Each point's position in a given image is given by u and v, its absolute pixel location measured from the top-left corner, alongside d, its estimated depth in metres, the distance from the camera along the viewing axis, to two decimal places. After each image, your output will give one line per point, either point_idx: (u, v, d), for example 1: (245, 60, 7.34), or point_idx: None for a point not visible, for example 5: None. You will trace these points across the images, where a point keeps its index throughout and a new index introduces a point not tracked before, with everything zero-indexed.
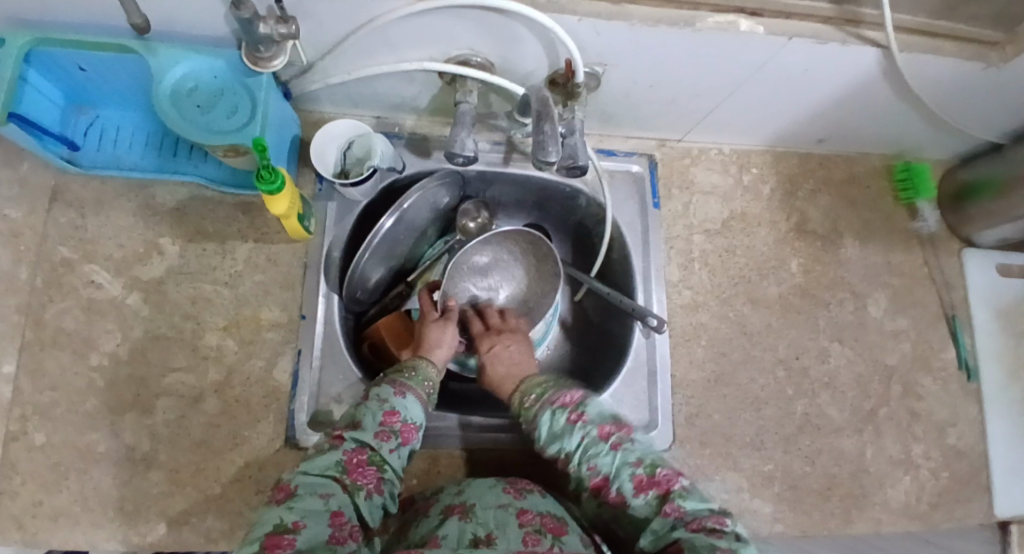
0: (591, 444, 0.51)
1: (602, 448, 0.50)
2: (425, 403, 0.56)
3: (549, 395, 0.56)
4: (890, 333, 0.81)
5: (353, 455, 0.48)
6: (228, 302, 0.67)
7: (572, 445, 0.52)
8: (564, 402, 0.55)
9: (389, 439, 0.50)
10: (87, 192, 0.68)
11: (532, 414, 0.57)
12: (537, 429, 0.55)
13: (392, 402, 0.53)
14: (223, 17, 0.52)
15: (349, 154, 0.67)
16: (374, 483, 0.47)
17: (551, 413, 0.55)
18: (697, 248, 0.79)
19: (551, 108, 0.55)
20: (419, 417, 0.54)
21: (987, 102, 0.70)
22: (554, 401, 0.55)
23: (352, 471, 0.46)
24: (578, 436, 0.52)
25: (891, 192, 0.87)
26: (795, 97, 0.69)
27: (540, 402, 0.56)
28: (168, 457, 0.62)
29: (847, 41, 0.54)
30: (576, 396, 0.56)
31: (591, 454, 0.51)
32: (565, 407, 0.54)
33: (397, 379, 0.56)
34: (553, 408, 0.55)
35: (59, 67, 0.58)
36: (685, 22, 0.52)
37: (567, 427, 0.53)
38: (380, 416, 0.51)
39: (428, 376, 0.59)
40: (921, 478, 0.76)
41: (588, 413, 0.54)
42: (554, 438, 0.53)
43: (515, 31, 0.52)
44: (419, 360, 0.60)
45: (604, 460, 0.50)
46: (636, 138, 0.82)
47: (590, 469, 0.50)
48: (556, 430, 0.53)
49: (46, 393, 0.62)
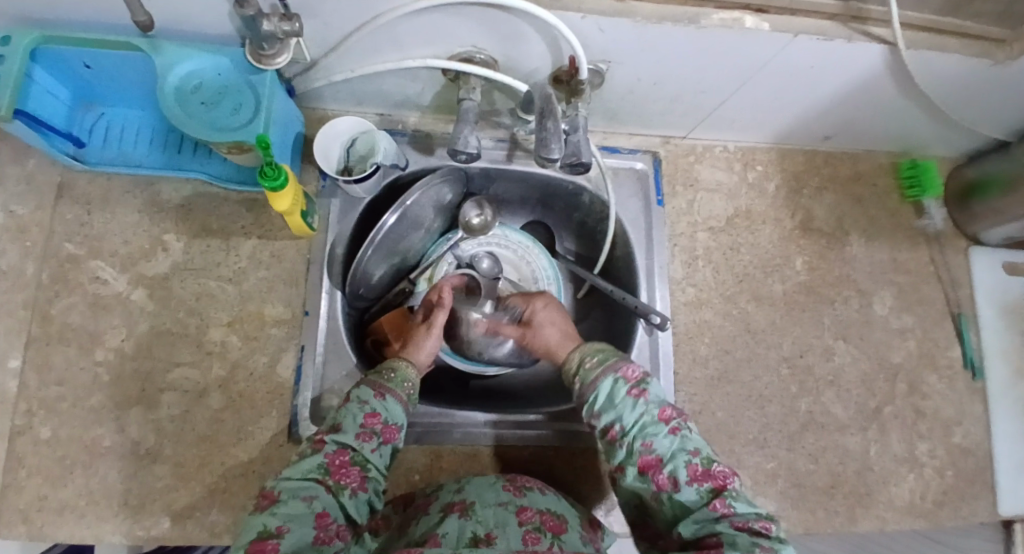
0: (650, 422, 0.51)
1: (662, 429, 0.50)
2: (407, 405, 0.56)
3: (615, 364, 0.56)
4: (895, 331, 0.81)
5: (335, 457, 0.48)
6: (232, 298, 0.67)
7: (629, 418, 0.52)
8: (628, 375, 0.55)
9: (370, 440, 0.50)
10: (92, 188, 0.69)
11: (590, 376, 0.56)
12: (593, 393, 0.55)
13: (371, 404, 0.53)
14: (227, 14, 0.52)
15: (353, 151, 0.67)
16: (358, 482, 0.48)
17: (613, 380, 0.55)
18: (701, 245, 0.79)
19: (554, 105, 0.55)
20: (398, 417, 0.54)
21: (994, 99, 0.69)
22: (618, 371, 0.55)
23: (335, 473, 0.47)
24: (638, 410, 0.52)
25: (897, 189, 0.86)
26: (800, 94, 0.68)
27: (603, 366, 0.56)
28: (173, 452, 0.62)
29: (853, 37, 0.54)
30: (639, 373, 0.55)
31: (649, 431, 0.51)
32: (629, 380, 0.54)
33: (375, 380, 0.56)
34: (617, 377, 0.55)
35: (65, 64, 0.59)
36: (689, 19, 0.52)
37: (628, 399, 0.53)
38: (360, 419, 0.51)
39: (410, 377, 0.59)
40: (926, 476, 0.76)
41: (650, 392, 0.53)
42: (612, 406, 0.53)
43: (519, 28, 0.52)
44: (399, 362, 0.59)
45: (663, 441, 0.50)
46: (641, 135, 0.81)
47: (644, 446, 0.50)
48: (616, 398, 0.53)
49: (52, 388, 0.63)
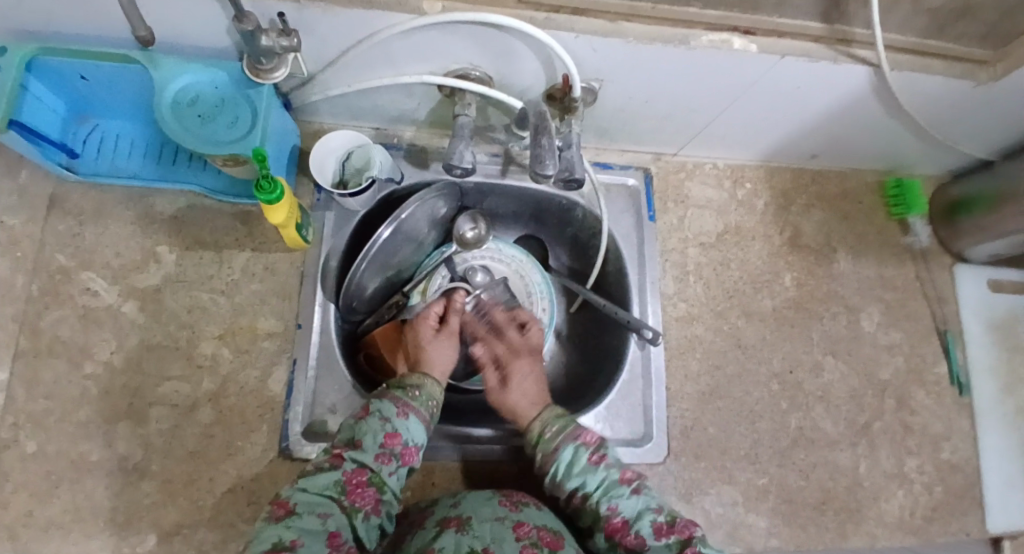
0: (612, 485, 0.55)
1: (625, 491, 0.54)
2: (430, 426, 0.56)
3: (573, 431, 0.59)
4: (883, 347, 0.82)
5: (353, 476, 0.48)
6: (225, 311, 0.67)
7: (592, 484, 0.55)
8: (589, 441, 0.58)
9: (388, 462, 0.50)
10: (86, 200, 0.68)
11: (550, 446, 0.58)
12: (554, 463, 0.57)
13: (393, 423, 0.52)
14: (226, 29, 0.53)
15: (348, 165, 0.68)
16: (371, 505, 0.48)
17: (574, 448, 0.57)
18: (692, 261, 0.80)
19: (548, 121, 0.56)
20: (420, 438, 0.54)
21: (975, 119, 0.71)
22: (578, 438, 0.58)
23: (350, 493, 0.47)
24: (600, 475, 0.55)
25: (883, 207, 0.88)
26: (788, 113, 0.70)
27: (563, 433, 0.58)
28: (161, 468, 0.61)
29: (839, 59, 0.56)
30: (597, 436, 0.59)
31: (612, 494, 0.54)
32: (588, 446, 0.58)
33: (399, 397, 0.56)
34: (577, 445, 0.57)
35: (61, 76, 0.59)
36: (680, 39, 0.53)
37: (588, 467, 0.56)
38: (381, 438, 0.51)
39: (433, 396, 0.59)
40: (915, 492, 0.77)
41: (609, 455, 0.57)
42: (573, 475, 0.56)
43: (513, 46, 0.53)
44: (425, 379, 0.60)
45: (627, 503, 0.53)
46: (632, 152, 0.83)
47: (610, 510, 0.53)
48: (577, 466, 0.56)
49: (39, 402, 0.62)
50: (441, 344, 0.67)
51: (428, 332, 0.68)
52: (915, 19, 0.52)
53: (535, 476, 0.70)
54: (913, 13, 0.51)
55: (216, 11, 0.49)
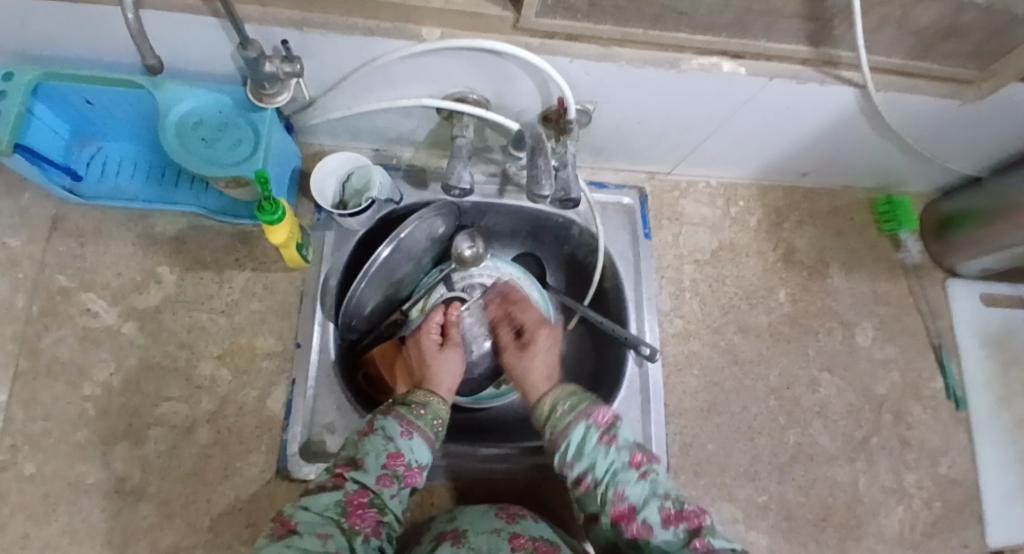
0: (621, 468, 0.51)
1: (634, 475, 0.51)
2: (432, 445, 0.55)
3: (586, 409, 0.56)
4: (880, 361, 0.82)
5: (354, 497, 0.47)
6: (224, 330, 0.67)
7: (601, 466, 0.52)
8: (600, 420, 0.55)
9: (391, 484, 0.50)
10: (87, 222, 0.69)
11: (561, 424, 0.56)
12: (565, 440, 0.55)
13: (396, 443, 0.52)
14: (229, 56, 0.54)
15: (348, 186, 0.69)
16: (372, 528, 0.47)
17: (586, 427, 0.54)
18: (687, 277, 0.81)
19: (545, 143, 0.57)
20: (423, 458, 0.53)
21: (961, 137, 0.73)
22: (590, 417, 0.56)
23: (351, 514, 0.46)
24: (610, 456, 0.52)
25: (874, 223, 0.90)
26: (777, 132, 0.72)
27: (577, 412, 0.55)
28: (158, 490, 0.61)
29: (826, 80, 0.57)
30: (609, 416, 0.56)
31: (621, 479, 0.51)
32: (600, 425, 0.55)
33: (404, 415, 0.55)
34: (589, 423, 0.55)
35: (66, 100, 0.60)
36: (670, 63, 0.55)
37: (600, 446, 0.53)
38: (383, 458, 0.50)
39: (439, 415, 0.58)
40: (915, 508, 0.76)
41: (620, 437, 0.54)
42: (584, 455, 0.53)
43: (509, 69, 0.55)
44: (430, 398, 0.59)
45: (635, 488, 0.50)
46: (627, 171, 0.84)
47: (617, 494, 0.50)
48: (588, 446, 0.53)
49: (36, 423, 0.62)
50: (446, 358, 0.65)
51: (431, 345, 0.66)
52: (900, 41, 0.54)
53: (535, 494, 0.70)
54: (899, 34, 0.53)
55: (223, 39, 0.51)
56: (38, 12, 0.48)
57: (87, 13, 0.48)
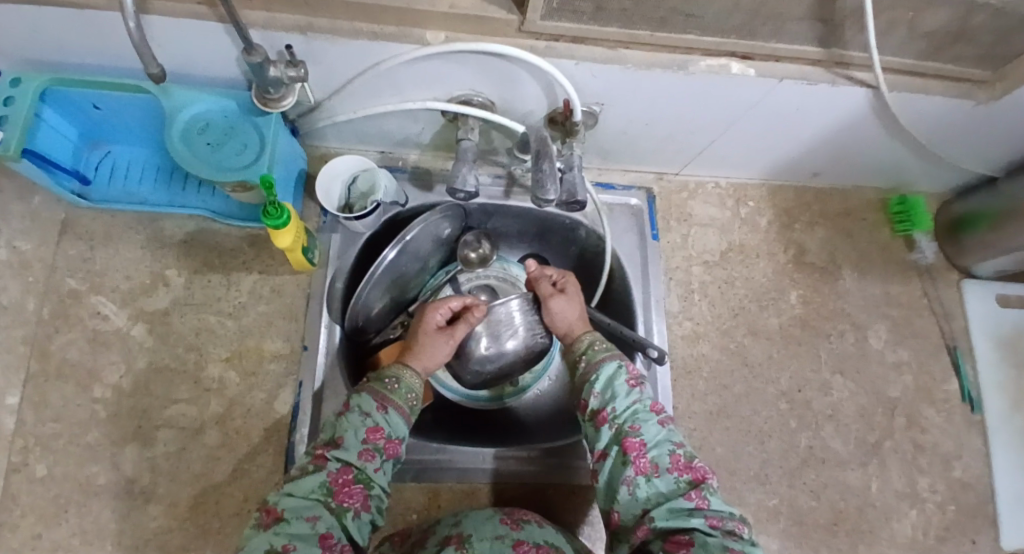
0: (641, 410, 0.52)
1: (653, 418, 0.51)
2: (409, 418, 0.55)
3: (621, 355, 0.58)
4: (892, 365, 0.81)
5: (338, 476, 0.47)
6: (232, 333, 0.68)
7: (622, 404, 0.52)
8: (632, 367, 0.56)
9: (373, 458, 0.50)
10: (96, 225, 0.70)
11: (596, 358, 0.58)
12: (595, 373, 0.56)
13: (374, 417, 0.52)
14: (235, 60, 0.54)
15: (354, 189, 0.69)
16: (361, 503, 0.47)
17: (616, 368, 0.56)
18: (696, 278, 0.80)
19: (550, 147, 0.56)
20: (401, 431, 0.54)
21: (977, 137, 0.72)
22: (623, 361, 0.57)
23: (338, 493, 0.46)
24: (633, 397, 0.53)
25: (887, 223, 0.88)
26: (786, 133, 0.71)
27: (614, 353, 0.57)
28: (168, 491, 0.62)
29: (837, 81, 0.56)
30: (637, 370, 0.57)
31: (639, 417, 0.51)
32: (630, 371, 0.56)
33: (378, 389, 0.55)
34: (621, 364, 0.56)
35: (74, 105, 0.61)
36: (677, 64, 0.54)
37: (626, 386, 0.54)
38: (363, 434, 0.50)
39: (414, 388, 0.58)
40: (927, 511, 0.75)
41: (646, 388, 0.55)
42: (610, 389, 0.54)
43: (516, 73, 0.54)
44: (404, 371, 0.58)
45: (651, 428, 0.50)
46: (634, 172, 0.83)
47: (632, 428, 0.50)
48: (616, 382, 0.54)
49: (49, 425, 0.63)
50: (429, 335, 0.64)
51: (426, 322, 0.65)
52: (913, 42, 0.53)
53: (542, 496, 0.70)
54: (912, 36, 0.52)
55: (229, 45, 0.52)
56: (42, 19, 0.48)
57: (90, 19, 0.48)
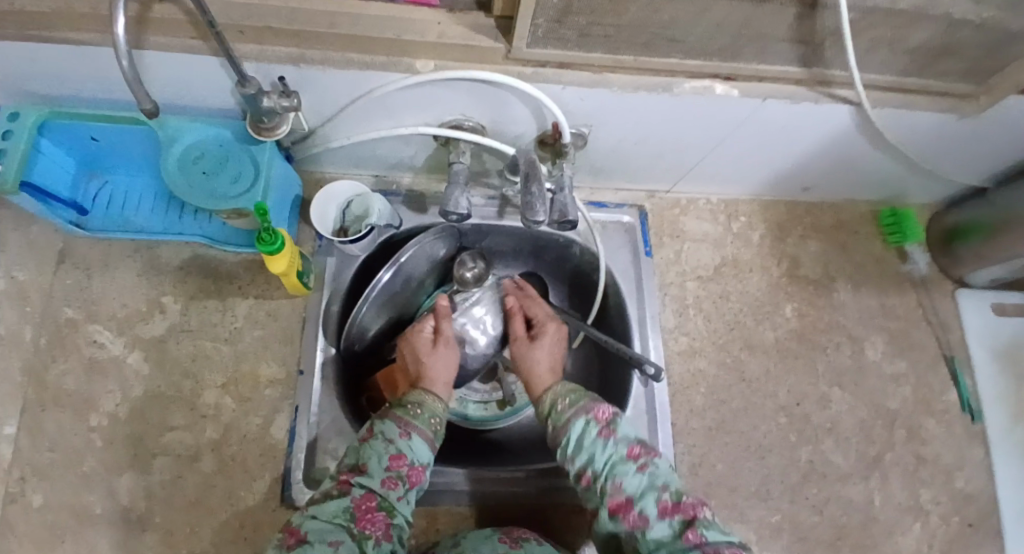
0: (620, 462, 0.50)
1: (632, 468, 0.50)
2: (432, 443, 0.54)
3: (584, 405, 0.56)
4: (889, 377, 0.81)
5: (361, 501, 0.47)
6: (228, 358, 0.68)
7: (600, 461, 0.51)
8: (599, 415, 0.54)
9: (396, 486, 0.49)
10: (94, 254, 0.71)
11: (562, 419, 0.56)
12: (565, 436, 0.54)
13: (397, 443, 0.51)
14: (230, 92, 0.56)
15: (349, 212, 0.69)
16: (383, 531, 0.46)
17: (584, 423, 0.54)
18: (690, 294, 0.81)
19: (538, 169, 0.57)
20: (425, 457, 0.53)
21: (963, 150, 0.72)
22: (590, 411, 0.55)
23: (361, 519, 0.46)
24: (609, 450, 0.51)
25: (879, 235, 0.89)
26: (774, 149, 0.72)
27: (574, 407, 0.55)
28: (163, 520, 0.61)
29: (821, 99, 0.58)
30: (607, 411, 0.55)
31: (619, 471, 0.50)
32: (599, 420, 0.54)
33: (399, 415, 0.55)
34: (588, 417, 0.54)
35: (73, 137, 0.62)
36: (663, 87, 0.55)
37: (598, 440, 0.52)
38: (386, 460, 0.50)
39: (436, 413, 0.58)
40: (932, 525, 0.74)
41: (618, 430, 0.53)
42: (582, 450, 0.52)
43: (504, 97, 0.56)
44: (425, 396, 0.58)
45: (632, 480, 0.49)
46: (627, 191, 0.85)
47: (614, 486, 0.49)
48: (587, 440, 0.52)
49: (45, 454, 0.62)
50: (441, 356, 0.64)
51: (424, 345, 0.65)
52: (895, 59, 0.54)
53: (540, 515, 0.70)
54: (893, 53, 0.52)
55: (223, 76, 0.53)
56: (39, 55, 0.50)
57: (88, 53, 0.50)
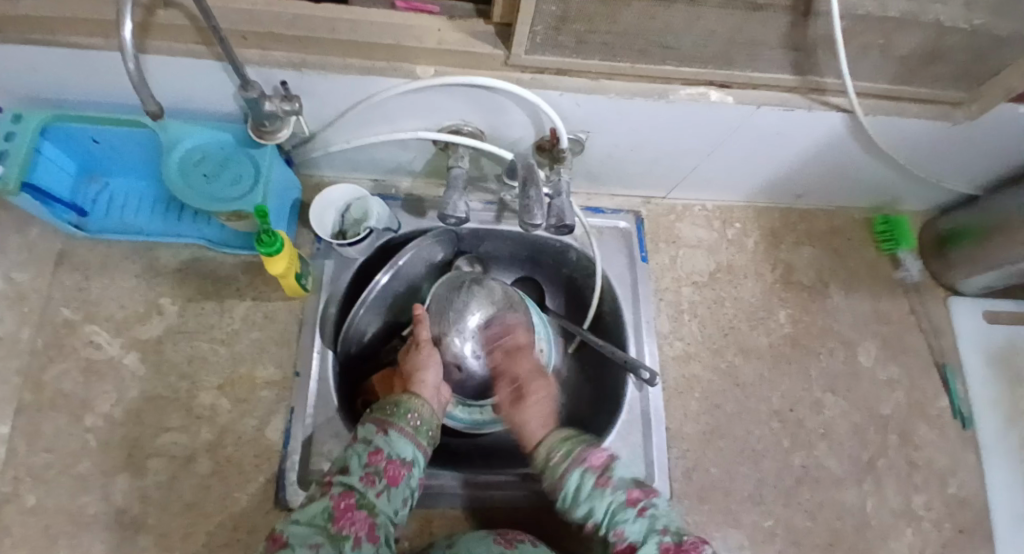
0: (619, 509, 0.50)
1: (631, 514, 0.50)
2: (413, 438, 0.54)
3: (579, 453, 0.54)
4: (883, 382, 0.82)
5: (340, 500, 0.47)
6: (225, 360, 0.68)
7: (600, 511, 0.51)
8: (594, 462, 0.53)
9: (374, 482, 0.49)
10: (93, 256, 0.71)
11: (556, 473, 0.54)
12: (562, 490, 0.54)
13: (374, 441, 0.52)
14: (231, 96, 0.57)
15: (347, 216, 0.70)
16: (364, 531, 0.46)
17: (579, 474, 0.53)
18: (686, 299, 0.81)
19: (536, 173, 0.58)
20: (406, 451, 0.53)
21: (954, 157, 0.74)
22: (585, 457, 0.54)
23: (339, 519, 0.46)
24: (607, 499, 0.51)
25: (872, 242, 0.90)
26: (767, 156, 0.73)
27: (567, 460, 0.54)
28: (157, 522, 0.61)
29: (813, 106, 0.59)
30: (602, 457, 0.54)
31: (619, 519, 0.50)
32: (595, 468, 0.53)
33: (377, 417, 0.55)
34: (583, 468, 0.53)
35: (74, 139, 0.62)
36: (659, 93, 0.56)
37: (595, 491, 0.52)
38: (364, 457, 0.50)
39: (416, 410, 0.57)
40: (924, 530, 0.75)
41: (615, 478, 0.52)
42: (581, 503, 0.52)
43: (502, 103, 0.57)
44: (401, 396, 0.58)
45: (632, 527, 0.49)
46: (622, 197, 0.85)
47: (617, 536, 0.49)
48: (583, 492, 0.52)
49: (39, 455, 0.62)
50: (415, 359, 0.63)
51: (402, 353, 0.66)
52: (886, 67, 0.55)
53: (536, 519, 0.70)
54: (885, 60, 0.54)
55: (225, 80, 0.53)
56: (45, 58, 0.50)
57: (92, 57, 0.50)
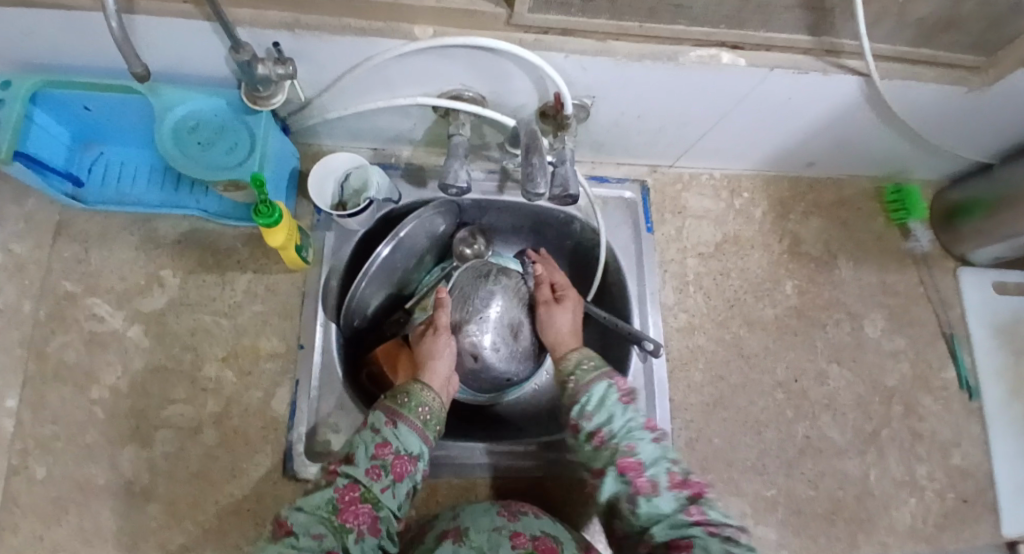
0: (636, 428, 0.51)
1: (648, 436, 0.50)
2: (422, 433, 0.54)
3: (610, 371, 0.57)
4: (889, 353, 0.81)
5: (345, 492, 0.47)
6: (227, 332, 0.68)
7: (618, 423, 0.51)
8: (622, 383, 0.56)
9: (380, 476, 0.49)
10: (92, 227, 0.70)
11: (585, 378, 0.56)
12: (585, 393, 0.55)
13: (383, 432, 0.52)
14: (224, 59, 0.54)
15: (347, 186, 0.68)
16: (367, 524, 0.46)
17: (606, 387, 0.55)
18: (691, 270, 0.80)
19: (540, 141, 0.56)
20: (414, 446, 0.52)
21: (973, 123, 0.71)
22: (611, 378, 0.56)
23: (344, 511, 0.46)
24: (626, 415, 0.52)
25: (883, 212, 0.88)
26: (778, 123, 0.70)
27: (602, 369, 0.56)
28: (166, 490, 0.62)
29: (828, 70, 0.56)
30: (628, 385, 0.56)
31: (635, 436, 0.50)
32: (620, 387, 0.55)
33: (388, 406, 0.55)
34: (611, 382, 0.55)
35: (66, 107, 0.61)
36: (667, 56, 0.54)
37: (619, 403, 0.53)
38: (371, 448, 0.50)
39: (427, 403, 0.57)
40: (927, 499, 0.75)
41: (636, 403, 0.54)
42: (603, 408, 0.53)
43: (504, 67, 0.55)
44: (413, 386, 0.58)
45: (646, 448, 0.49)
46: (628, 165, 0.83)
47: (628, 448, 0.49)
48: (608, 401, 0.53)
49: (48, 427, 0.63)
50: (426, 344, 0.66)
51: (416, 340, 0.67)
52: (904, 29, 0.52)
53: (540, 489, 0.70)
54: (902, 24, 0.51)
55: (218, 44, 0.52)
56: (30, 21, 0.48)
57: (77, 18, 0.48)
